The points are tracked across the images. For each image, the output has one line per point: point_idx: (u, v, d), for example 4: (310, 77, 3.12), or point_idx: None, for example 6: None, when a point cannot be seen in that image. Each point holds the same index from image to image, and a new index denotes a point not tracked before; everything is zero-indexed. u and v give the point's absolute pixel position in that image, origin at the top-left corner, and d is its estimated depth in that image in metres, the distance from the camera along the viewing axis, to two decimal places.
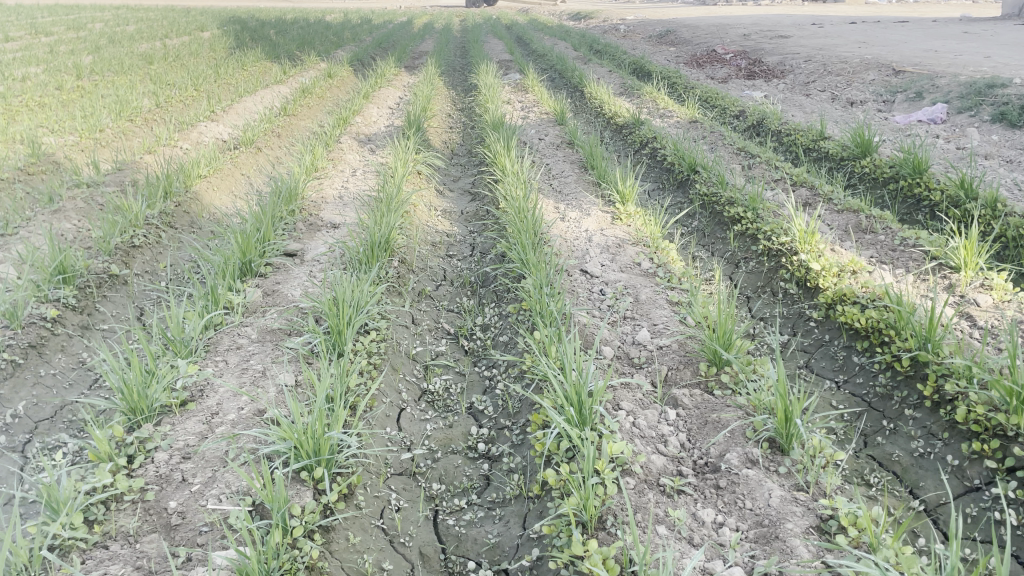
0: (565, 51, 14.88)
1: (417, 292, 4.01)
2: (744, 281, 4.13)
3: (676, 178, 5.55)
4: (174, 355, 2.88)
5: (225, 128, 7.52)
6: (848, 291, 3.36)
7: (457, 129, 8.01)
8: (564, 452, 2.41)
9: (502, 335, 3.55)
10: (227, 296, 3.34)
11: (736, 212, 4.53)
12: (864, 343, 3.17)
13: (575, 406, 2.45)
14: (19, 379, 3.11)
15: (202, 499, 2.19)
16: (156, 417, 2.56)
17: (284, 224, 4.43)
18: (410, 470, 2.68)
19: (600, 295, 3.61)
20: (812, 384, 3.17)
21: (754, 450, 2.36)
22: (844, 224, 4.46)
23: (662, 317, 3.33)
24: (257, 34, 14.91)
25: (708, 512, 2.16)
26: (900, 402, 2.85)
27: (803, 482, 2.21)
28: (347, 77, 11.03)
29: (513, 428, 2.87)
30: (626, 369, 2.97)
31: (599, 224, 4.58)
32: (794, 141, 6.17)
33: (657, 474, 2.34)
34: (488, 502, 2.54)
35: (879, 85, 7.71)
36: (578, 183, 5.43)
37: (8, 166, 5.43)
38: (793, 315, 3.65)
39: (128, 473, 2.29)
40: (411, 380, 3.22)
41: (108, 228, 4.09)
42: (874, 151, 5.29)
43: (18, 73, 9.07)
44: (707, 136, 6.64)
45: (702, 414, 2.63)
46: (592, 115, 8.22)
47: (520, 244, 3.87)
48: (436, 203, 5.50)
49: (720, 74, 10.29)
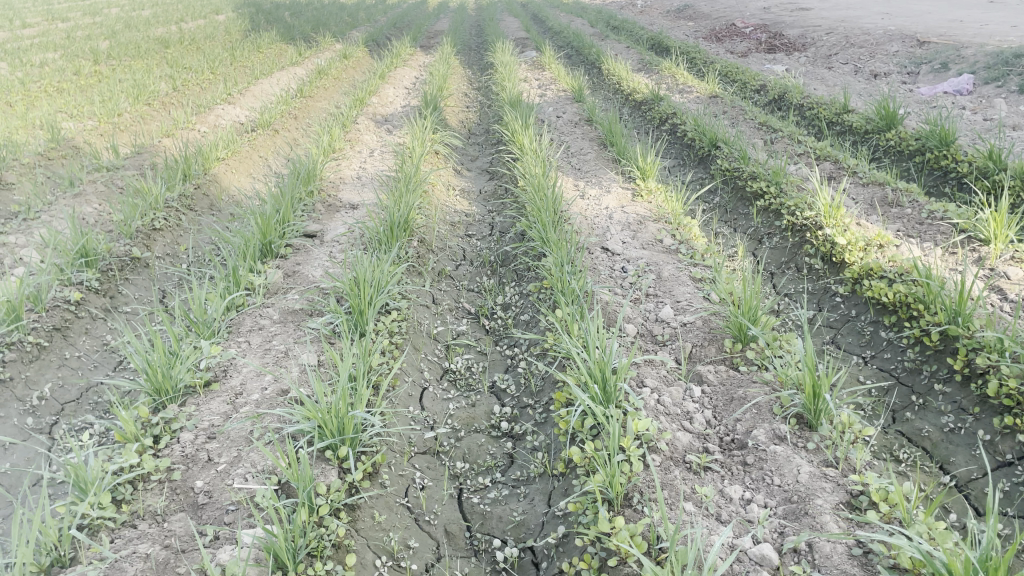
0: (581, 28, 14.73)
1: (437, 271, 4.00)
2: (768, 257, 4.09)
3: (697, 153, 5.49)
4: (197, 336, 2.88)
5: (242, 111, 7.52)
6: (875, 265, 3.32)
7: (474, 109, 7.96)
8: (588, 429, 2.39)
9: (523, 313, 3.52)
10: (248, 277, 3.36)
11: (759, 186, 4.46)
12: (891, 317, 3.12)
13: (599, 383, 2.43)
14: (45, 362, 3.13)
15: (228, 478, 2.19)
16: (181, 397, 2.57)
17: (304, 205, 4.43)
18: (433, 448, 2.67)
19: (621, 273, 3.57)
20: (839, 359, 3.14)
21: (781, 425, 2.33)
22: (869, 198, 4.39)
23: (685, 294, 3.29)
24: (272, 16, 14.84)
25: (736, 488, 2.13)
26: (929, 377, 2.80)
27: (832, 458, 2.18)
28: (363, 58, 10.99)
29: (535, 407, 2.86)
30: (650, 346, 2.95)
31: (619, 201, 4.54)
32: (817, 115, 6.07)
33: (683, 451, 2.31)
34: (513, 480, 2.53)
35: (903, 56, 7.57)
36: (597, 160, 5.38)
37: (30, 151, 5.45)
38: (819, 290, 3.60)
39: (154, 453, 2.30)
40: (433, 359, 3.22)
41: (128, 211, 4.09)
42: (899, 123, 5.20)
43: (36, 59, 9.10)
44: (728, 111, 6.55)
45: (728, 390, 2.60)
46: (610, 92, 8.14)
47: (541, 222, 3.84)
48: (454, 183, 5.47)
49: (739, 49, 10.14)
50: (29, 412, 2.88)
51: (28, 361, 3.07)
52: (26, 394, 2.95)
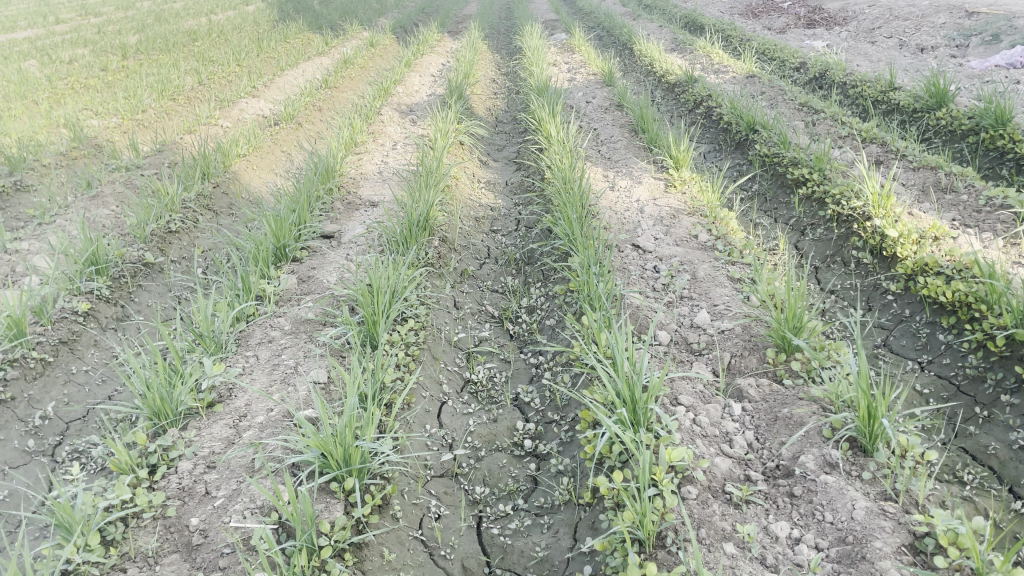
0: (613, 7, 14.37)
1: (459, 272, 3.81)
2: (812, 250, 3.82)
3: (734, 138, 5.21)
4: (202, 351, 2.73)
5: (266, 103, 7.39)
6: (930, 261, 3.04)
7: (502, 95, 7.74)
8: (617, 456, 2.18)
9: (549, 318, 3.32)
10: (259, 284, 3.20)
11: (801, 173, 4.19)
12: (950, 318, 2.85)
13: (627, 405, 2.22)
14: (49, 379, 3.00)
15: (225, 515, 2.02)
16: (181, 421, 2.42)
17: (321, 204, 4.26)
18: (452, 471, 2.49)
19: (653, 273, 3.35)
20: (891, 366, 2.89)
21: (832, 451, 2.09)
22: (921, 183, 4.09)
23: (723, 296, 3.05)
24: (301, 5, 14.71)
25: (782, 525, 1.91)
26: (994, 386, 2.54)
27: (891, 490, 1.93)
28: (390, 46, 10.82)
29: (561, 423, 2.66)
30: (685, 357, 2.72)
31: (651, 193, 4.29)
32: (861, 94, 5.75)
33: (722, 481, 2.10)
34: (536, 509, 2.34)
35: (951, 28, 7.18)
36: (627, 148, 5.12)
37: (50, 152, 5.35)
38: (868, 287, 3.34)
39: (150, 485, 2.14)
40: (453, 369, 3.03)
41: (142, 214, 3.96)
42: (951, 100, 4.87)
43: (65, 55, 9.06)
44: (767, 91, 6.23)
45: (772, 408, 2.36)
46: (643, 74, 7.84)
47: (567, 219, 3.62)
48: (480, 175, 5.27)
49: (778, 24, 9.76)
50: (31, 433, 2.73)
51: (31, 379, 2.94)
52: (29, 414, 2.81)
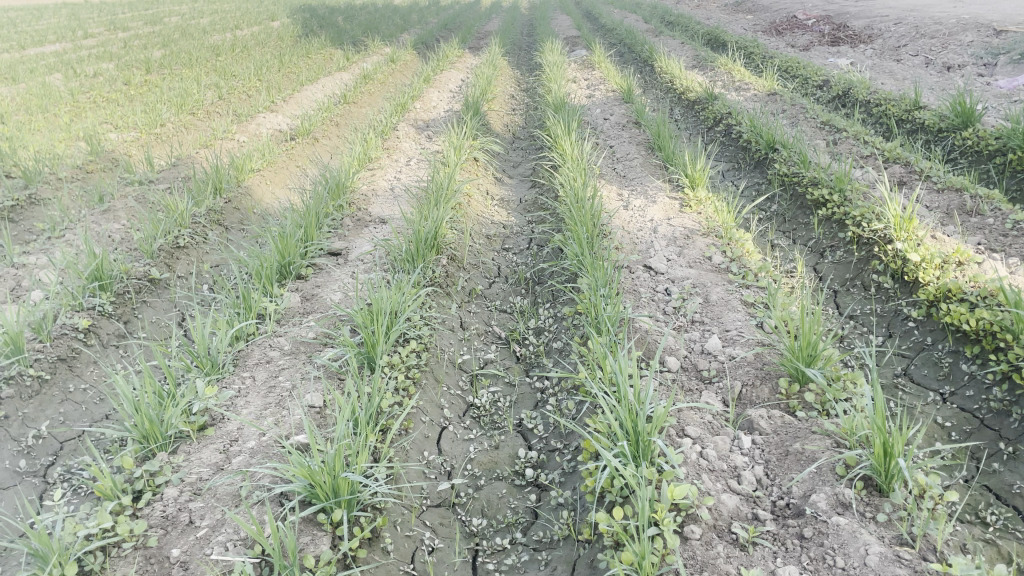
0: (636, 24, 14.31)
1: (468, 291, 3.72)
2: (831, 273, 3.70)
3: (753, 156, 5.10)
4: (198, 372, 2.67)
5: (284, 118, 7.37)
6: (953, 287, 2.91)
7: (520, 112, 7.69)
8: (619, 491, 2.09)
9: (556, 340, 3.23)
10: (261, 303, 3.14)
11: (820, 194, 4.08)
12: (974, 348, 2.72)
13: (630, 437, 2.13)
14: (46, 397, 2.95)
15: (207, 547, 1.94)
16: (171, 445, 2.35)
17: (330, 221, 4.21)
18: (449, 501, 2.41)
19: (665, 295, 3.25)
20: (912, 397, 2.76)
21: (845, 490, 1.98)
22: (946, 205, 3.96)
23: (735, 321, 2.95)
24: (326, 21, 14.79)
25: (791, 570, 1.80)
26: (1020, 421, 2.41)
27: (907, 535, 1.81)
28: (410, 62, 10.82)
29: (564, 452, 2.57)
30: (693, 385, 2.62)
31: (666, 212, 4.19)
32: (885, 112, 5.62)
33: (729, 519, 2.00)
34: (535, 543, 2.24)
35: (979, 46, 7.03)
36: (643, 165, 5.03)
37: (66, 165, 5.35)
38: (889, 313, 3.21)
39: (134, 512, 2.07)
40: (455, 393, 2.94)
41: (150, 229, 3.93)
42: (977, 120, 4.74)
43: (89, 69, 9.12)
44: (788, 109, 6.12)
45: (783, 441, 2.25)
46: (663, 91, 7.75)
47: (577, 239, 3.54)
48: (493, 192, 5.20)
49: (801, 42, 9.64)
50: (23, 453, 2.67)
51: (27, 398, 2.90)
52: (22, 433, 2.76)
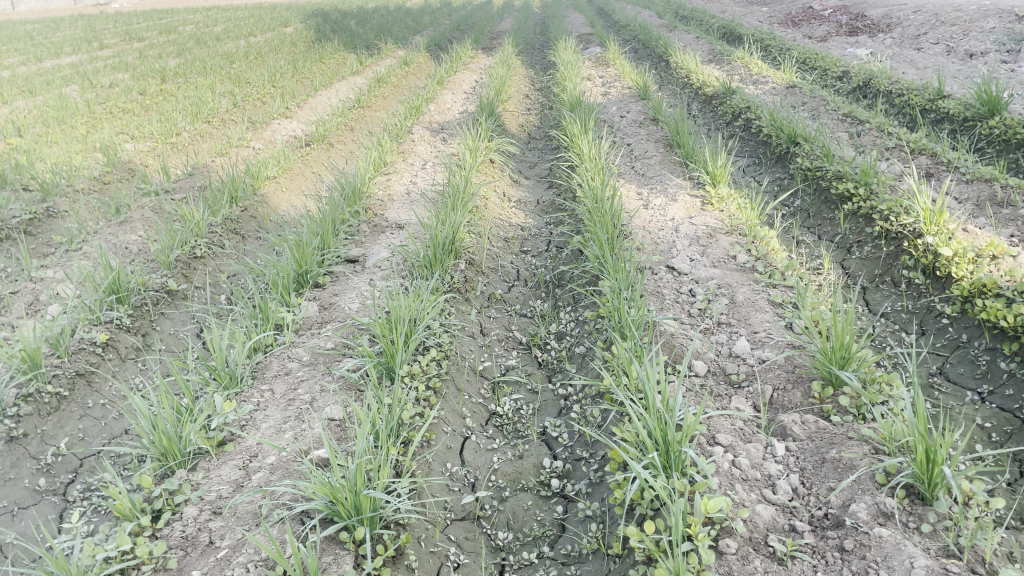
0: (649, 20, 14.19)
1: (487, 296, 3.66)
2: (859, 270, 3.60)
3: (774, 151, 5.00)
4: (216, 386, 2.63)
5: (299, 124, 7.35)
6: (989, 281, 2.82)
7: (534, 112, 7.62)
8: (649, 504, 2.02)
9: (579, 346, 3.17)
10: (279, 313, 3.10)
11: (845, 188, 3.98)
12: (1012, 345, 2.62)
13: (659, 447, 2.06)
14: (64, 414, 2.92)
15: (227, 568, 1.89)
16: (190, 462, 2.31)
17: (347, 228, 4.17)
18: (473, 514, 2.35)
19: (689, 297, 3.17)
20: (949, 397, 2.65)
21: (886, 499, 1.90)
22: (976, 196, 3.85)
23: (763, 323, 2.87)
24: (338, 25, 14.76)
25: None
26: None
27: (953, 547, 1.72)
28: (425, 64, 10.78)
29: (591, 462, 2.51)
30: (722, 391, 2.54)
31: (687, 211, 4.12)
32: (907, 102, 5.51)
33: (765, 531, 1.93)
34: (563, 557, 2.17)
35: (1002, 33, 6.89)
36: (662, 163, 4.95)
37: (83, 176, 5.33)
38: (921, 310, 3.11)
39: (153, 533, 2.03)
40: (477, 401, 2.88)
41: (167, 240, 3.91)
42: (1004, 107, 4.63)
43: (105, 80, 9.13)
44: (808, 101, 6.01)
45: (819, 448, 2.18)
46: (679, 86, 7.66)
47: (597, 240, 3.47)
48: (510, 193, 5.14)
49: (818, 33, 9.50)
50: (42, 471, 2.64)
51: (46, 414, 2.87)
52: (41, 451, 2.73)
